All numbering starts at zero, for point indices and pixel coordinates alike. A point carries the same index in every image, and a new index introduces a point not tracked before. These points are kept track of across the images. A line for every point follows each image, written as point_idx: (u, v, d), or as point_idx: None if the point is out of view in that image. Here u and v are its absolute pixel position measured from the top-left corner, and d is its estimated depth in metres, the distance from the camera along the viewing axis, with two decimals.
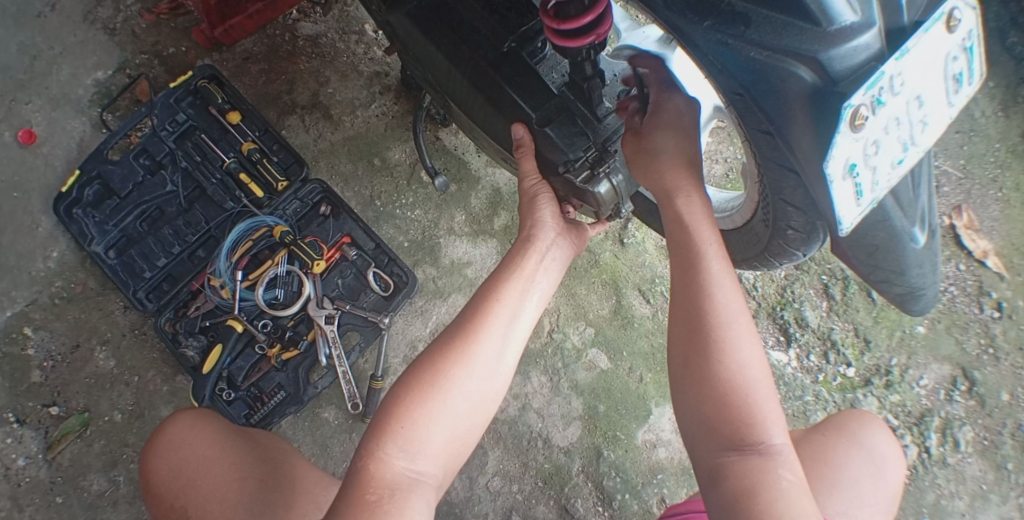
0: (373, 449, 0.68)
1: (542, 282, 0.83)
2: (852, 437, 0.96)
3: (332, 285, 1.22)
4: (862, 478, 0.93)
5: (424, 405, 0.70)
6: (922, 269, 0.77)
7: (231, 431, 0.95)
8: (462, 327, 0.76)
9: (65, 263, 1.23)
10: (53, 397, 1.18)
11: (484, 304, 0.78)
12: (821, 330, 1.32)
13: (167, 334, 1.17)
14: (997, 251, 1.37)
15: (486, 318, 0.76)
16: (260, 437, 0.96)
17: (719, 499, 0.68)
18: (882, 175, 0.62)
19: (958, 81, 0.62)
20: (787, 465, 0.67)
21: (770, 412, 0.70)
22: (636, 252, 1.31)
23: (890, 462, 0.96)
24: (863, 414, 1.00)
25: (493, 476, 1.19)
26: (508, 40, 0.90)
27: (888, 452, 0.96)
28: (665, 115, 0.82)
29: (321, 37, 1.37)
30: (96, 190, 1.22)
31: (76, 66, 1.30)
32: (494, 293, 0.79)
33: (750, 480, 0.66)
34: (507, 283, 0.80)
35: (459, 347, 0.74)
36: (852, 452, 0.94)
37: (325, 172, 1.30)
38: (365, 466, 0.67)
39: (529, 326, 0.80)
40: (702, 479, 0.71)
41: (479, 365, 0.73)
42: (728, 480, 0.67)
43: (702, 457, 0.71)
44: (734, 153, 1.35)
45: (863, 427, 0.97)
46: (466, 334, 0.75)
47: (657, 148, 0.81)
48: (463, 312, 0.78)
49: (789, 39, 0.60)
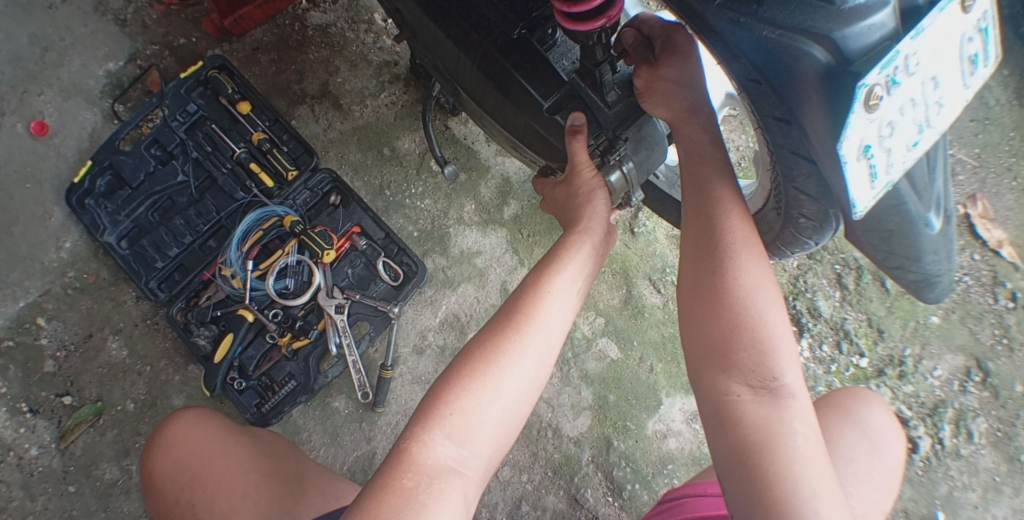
0: (417, 434, 0.68)
1: (587, 268, 0.82)
2: (847, 416, 0.95)
3: (343, 274, 1.22)
4: (857, 453, 0.92)
5: (472, 392, 0.70)
6: (936, 256, 0.78)
7: (235, 427, 0.95)
8: (509, 318, 0.75)
9: (77, 253, 1.23)
10: (66, 387, 1.19)
11: (535, 293, 0.77)
12: (834, 320, 1.31)
13: (178, 323, 1.18)
14: (1012, 241, 1.35)
15: (535, 307, 0.75)
16: (261, 433, 0.97)
17: (727, 450, 0.67)
18: (897, 157, 0.62)
19: (974, 63, 0.63)
20: (799, 416, 0.66)
21: (788, 359, 0.69)
22: (647, 241, 1.31)
23: (886, 440, 0.95)
24: (855, 391, 0.99)
25: (503, 466, 1.18)
26: (518, 27, 0.92)
27: (884, 429, 0.95)
28: (674, 49, 0.84)
29: (330, 26, 1.37)
30: (108, 181, 1.23)
31: (87, 58, 1.31)
32: (544, 283, 0.78)
33: (760, 430, 0.65)
34: (559, 271, 0.79)
35: (509, 336, 0.73)
36: (847, 429, 0.94)
37: (334, 162, 1.30)
38: (407, 447, 0.68)
39: (571, 317, 0.78)
40: (710, 429, 0.70)
41: (531, 351, 0.73)
42: (737, 430, 0.66)
43: (710, 405, 0.70)
44: (746, 141, 1.34)
45: (856, 404, 0.97)
46: (516, 325, 0.74)
47: (670, 76, 0.84)
48: (512, 299, 0.77)
49: (804, 18, 0.60)
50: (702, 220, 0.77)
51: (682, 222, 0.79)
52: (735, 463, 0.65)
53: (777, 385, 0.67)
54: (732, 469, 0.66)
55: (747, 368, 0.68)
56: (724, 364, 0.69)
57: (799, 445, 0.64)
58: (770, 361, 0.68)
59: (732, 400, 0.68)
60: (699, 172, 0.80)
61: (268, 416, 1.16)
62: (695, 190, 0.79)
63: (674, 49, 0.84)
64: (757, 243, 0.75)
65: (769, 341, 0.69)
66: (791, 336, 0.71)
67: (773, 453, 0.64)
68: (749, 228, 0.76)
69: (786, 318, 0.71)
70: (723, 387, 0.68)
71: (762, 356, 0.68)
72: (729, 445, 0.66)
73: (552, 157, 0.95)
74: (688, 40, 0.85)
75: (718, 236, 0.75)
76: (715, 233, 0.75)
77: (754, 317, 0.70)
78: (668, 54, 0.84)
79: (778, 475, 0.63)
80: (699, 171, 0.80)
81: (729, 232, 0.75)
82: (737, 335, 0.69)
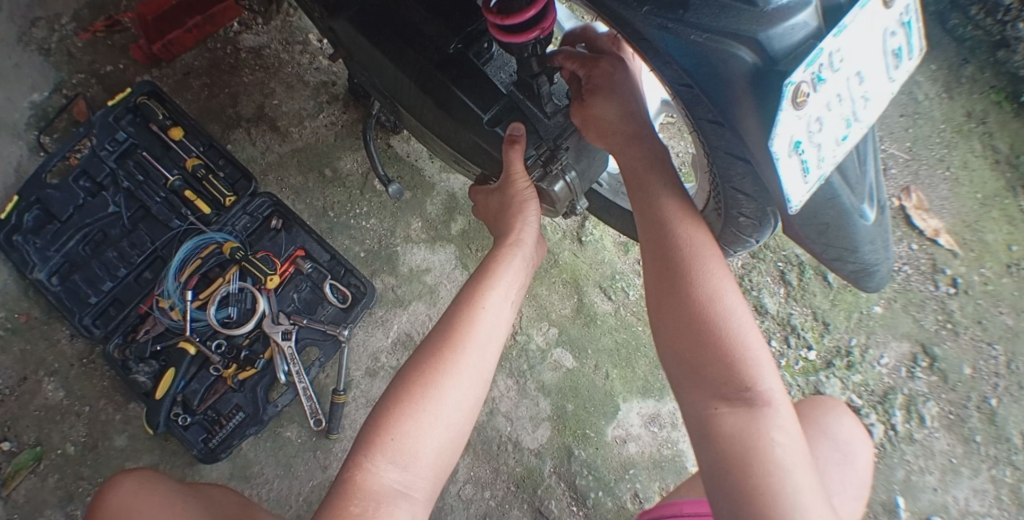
0: (361, 461, 0.68)
1: (518, 282, 0.86)
2: (819, 428, 0.96)
3: (288, 299, 1.20)
4: (830, 465, 0.93)
5: (413, 415, 0.70)
6: (874, 245, 0.80)
7: (183, 490, 0.90)
8: (444, 338, 0.76)
9: (6, 293, 1.18)
10: (2, 433, 1.12)
11: (467, 311, 0.78)
12: (780, 316, 1.33)
13: (116, 361, 1.13)
14: (949, 229, 1.40)
15: (468, 325, 0.77)
16: (210, 492, 0.93)
17: (713, 464, 0.68)
18: (827, 151, 0.63)
19: (898, 56, 0.65)
20: (777, 424, 0.68)
21: (762, 365, 0.70)
22: (595, 250, 1.32)
23: (856, 448, 0.96)
24: (823, 403, 1.01)
25: (464, 485, 1.17)
26: (453, 42, 0.91)
27: (853, 439, 0.97)
28: (599, 83, 0.87)
29: (264, 48, 1.34)
30: (35, 216, 1.17)
31: (10, 90, 1.26)
32: (475, 301, 0.80)
33: (740, 440, 0.67)
34: (490, 287, 0.81)
35: (445, 356, 0.74)
36: (819, 440, 0.95)
37: (274, 186, 1.27)
38: (353, 476, 0.68)
39: (504, 331, 0.81)
40: (697, 444, 0.71)
41: (468, 369, 0.74)
42: (719, 440, 0.68)
43: (692, 419, 0.71)
44: (684, 148, 1.35)
45: (826, 416, 0.98)
46: (451, 344, 0.75)
47: (602, 109, 0.86)
48: (444, 319, 0.79)
49: (729, 21, 0.62)
50: (659, 233, 0.79)
51: (641, 235, 0.81)
52: (721, 475, 0.67)
53: (754, 394, 0.69)
54: (719, 482, 0.67)
55: (721, 382, 0.69)
56: (698, 381, 0.71)
57: (779, 451, 0.66)
58: (745, 374, 0.69)
59: (711, 413, 0.69)
60: (648, 186, 0.82)
61: (216, 451, 1.12)
62: (649, 203, 0.81)
63: (597, 82, 0.87)
64: (718, 252, 0.77)
65: (742, 348, 0.70)
66: (762, 341, 0.72)
67: (754, 464, 0.65)
68: (705, 237, 0.78)
69: (755, 325, 0.73)
70: (702, 404, 0.70)
71: (733, 371, 0.69)
72: (715, 459, 0.68)
73: (490, 167, 0.95)
74: (608, 69, 0.88)
75: (676, 248, 0.77)
76: (672, 245, 0.77)
77: (720, 326, 0.71)
78: (594, 88, 0.87)
79: (761, 484, 0.64)
80: (646, 184, 0.82)
81: (686, 244, 0.77)
82: (708, 350, 0.70)
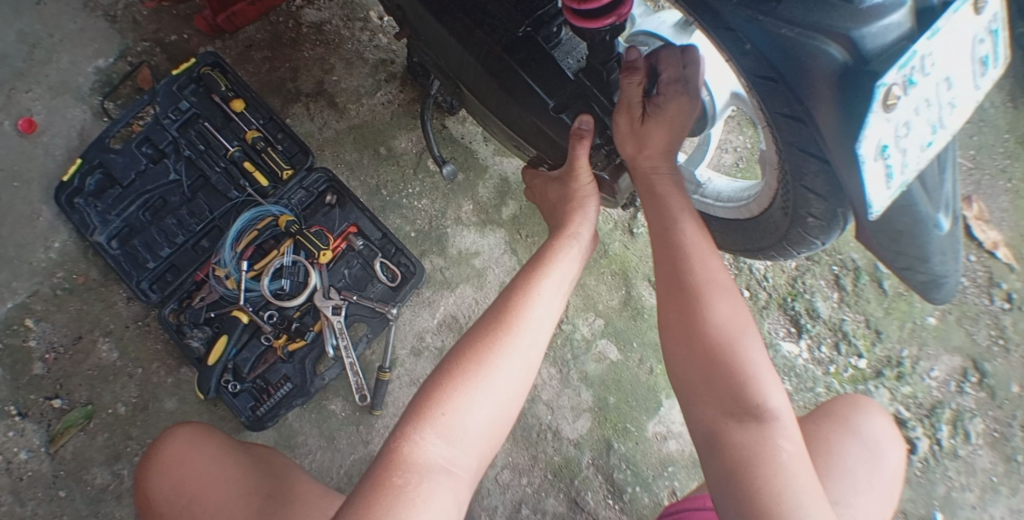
0: (409, 433, 0.68)
1: (572, 274, 0.85)
2: (846, 426, 0.94)
3: (339, 275, 1.20)
4: (857, 465, 0.91)
5: (464, 391, 0.70)
6: (945, 256, 0.78)
7: (232, 446, 0.93)
8: (497, 319, 0.76)
9: (66, 254, 1.21)
10: (56, 390, 1.16)
11: (524, 293, 0.78)
12: (832, 321, 1.30)
13: (170, 325, 1.15)
14: (1008, 242, 1.35)
15: (522, 307, 0.77)
16: (258, 452, 0.95)
17: (721, 469, 0.68)
18: (912, 157, 0.61)
19: (984, 65, 0.62)
20: (784, 434, 0.67)
21: (769, 381, 0.70)
22: (646, 242, 1.31)
23: (886, 450, 0.94)
24: (855, 400, 0.98)
25: (502, 469, 1.17)
26: (524, 25, 0.90)
27: (881, 437, 0.95)
28: (662, 113, 0.83)
29: (325, 24, 1.35)
30: (97, 180, 1.20)
31: (77, 54, 1.28)
32: (531, 285, 0.79)
33: (748, 447, 0.66)
34: (545, 274, 0.81)
35: (497, 335, 0.74)
36: (846, 440, 0.93)
37: (330, 161, 1.28)
38: (398, 448, 0.67)
39: (554, 319, 0.80)
40: (704, 453, 0.71)
41: (520, 351, 0.74)
42: (727, 451, 0.68)
43: (700, 430, 0.71)
44: (744, 142, 1.33)
45: (855, 414, 0.96)
46: (505, 325, 0.75)
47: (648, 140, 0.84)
48: (497, 303, 0.79)
49: (821, 16, 0.60)
50: (671, 254, 0.78)
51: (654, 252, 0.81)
52: (728, 481, 0.66)
53: (763, 407, 0.68)
54: (726, 487, 0.67)
55: (731, 393, 0.69)
56: (709, 391, 0.70)
57: (787, 459, 0.66)
58: (753, 386, 0.69)
59: (719, 422, 0.69)
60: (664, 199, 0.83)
61: (264, 418, 1.14)
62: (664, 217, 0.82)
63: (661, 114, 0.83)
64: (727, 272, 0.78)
65: (748, 367, 0.70)
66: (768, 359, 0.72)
67: (761, 468, 0.65)
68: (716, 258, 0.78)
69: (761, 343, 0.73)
70: (710, 414, 0.70)
71: (744, 382, 0.69)
72: (722, 465, 0.68)
73: (553, 152, 0.94)
74: (680, 106, 0.83)
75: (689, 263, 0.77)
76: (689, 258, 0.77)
77: (732, 340, 0.71)
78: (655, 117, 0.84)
79: (766, 488, 0.64)
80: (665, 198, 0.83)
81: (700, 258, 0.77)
82: (722, 361, 0.70)
